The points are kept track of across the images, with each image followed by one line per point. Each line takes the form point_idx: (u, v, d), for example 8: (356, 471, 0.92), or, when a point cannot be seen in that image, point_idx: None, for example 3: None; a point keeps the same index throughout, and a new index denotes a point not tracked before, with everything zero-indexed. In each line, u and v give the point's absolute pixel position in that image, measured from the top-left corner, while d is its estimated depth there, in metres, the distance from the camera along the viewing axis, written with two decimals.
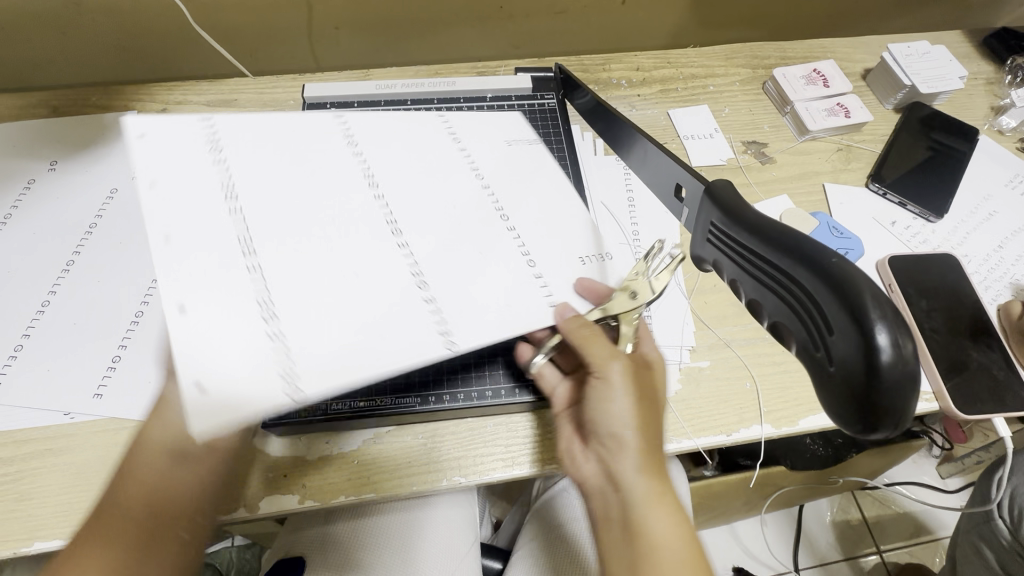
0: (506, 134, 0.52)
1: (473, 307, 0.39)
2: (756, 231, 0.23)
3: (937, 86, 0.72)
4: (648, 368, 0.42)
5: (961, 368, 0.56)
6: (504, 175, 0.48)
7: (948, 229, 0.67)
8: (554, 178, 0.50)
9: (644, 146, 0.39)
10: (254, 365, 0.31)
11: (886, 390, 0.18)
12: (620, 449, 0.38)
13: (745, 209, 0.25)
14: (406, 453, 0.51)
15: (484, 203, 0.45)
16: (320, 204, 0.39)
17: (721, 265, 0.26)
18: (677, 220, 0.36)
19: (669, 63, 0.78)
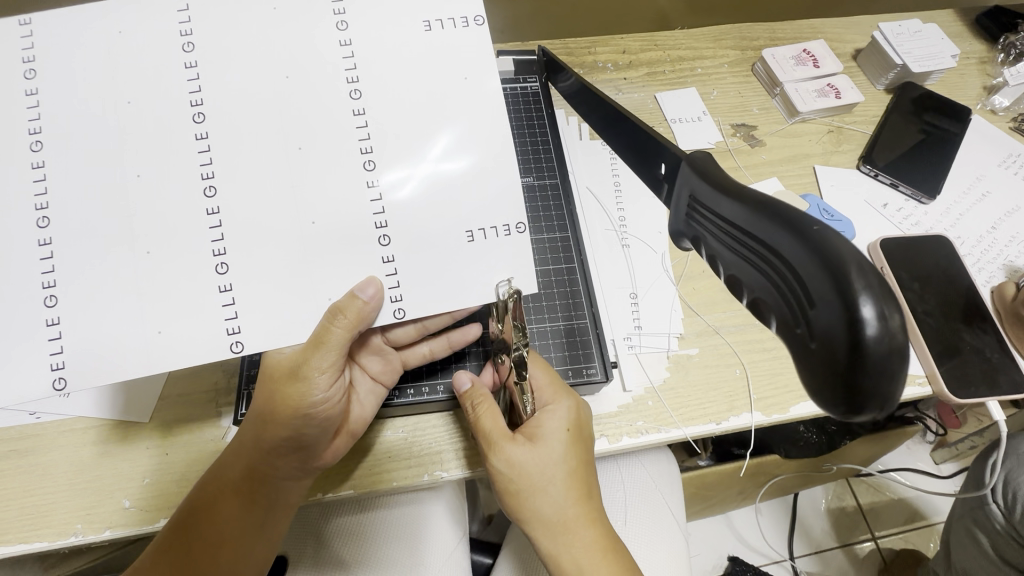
0: (419, 16, 0.38)
1: (273, 283, 0.37)
2: (737, 200, 0.21)
3: (929, 65, 0.70)
4: (543, 429, 0.43)
5: (954, 352, 0.55)
6: (386, 92, 0.38)
7: (940, 211, 0.65)
8: (467, 90, 0.38)
9: (630, 124, 0.36)
10: (16, 336, 0.35)
11: (873, 366, 0.16)
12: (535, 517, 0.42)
13: (726, 180, 0.23)
14: (385, 448, 0.49)
15: (350, 147, 0.37)
16: (139, 149, 0.36)
17: (699, 244, 0.25)
18: (657, 199, 0.33)
19: (656, 45, 0.77)
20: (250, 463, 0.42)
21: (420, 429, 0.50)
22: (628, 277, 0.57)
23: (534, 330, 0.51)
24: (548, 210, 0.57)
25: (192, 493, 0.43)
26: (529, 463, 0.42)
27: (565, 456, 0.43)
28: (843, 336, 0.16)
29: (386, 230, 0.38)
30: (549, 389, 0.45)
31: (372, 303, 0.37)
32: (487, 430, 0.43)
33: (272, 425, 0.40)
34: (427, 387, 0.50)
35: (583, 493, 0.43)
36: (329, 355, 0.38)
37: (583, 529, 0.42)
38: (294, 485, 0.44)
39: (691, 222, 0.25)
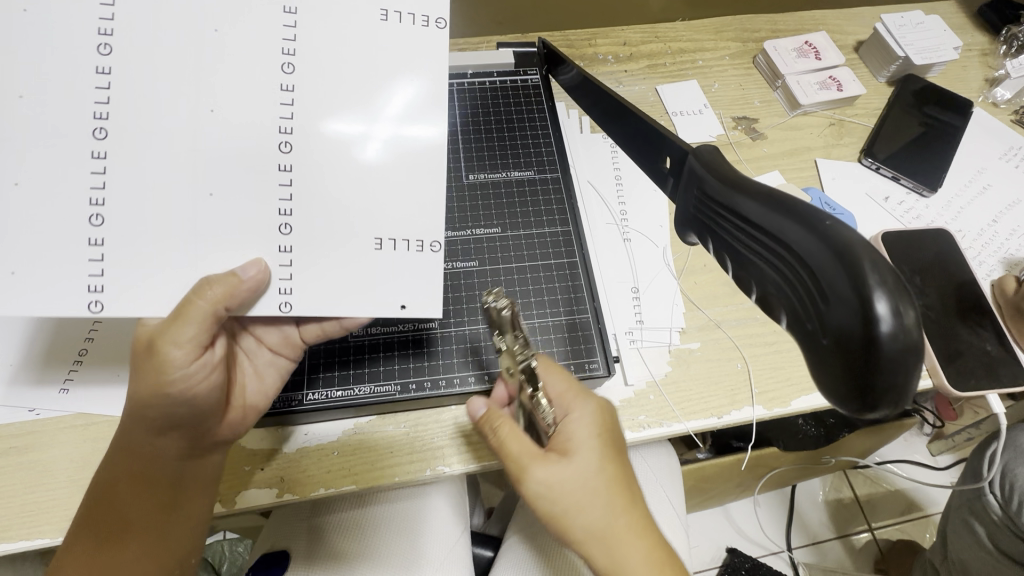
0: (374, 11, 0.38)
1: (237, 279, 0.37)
2: (748, 194, 0.21)
3: (931, 58, 0.70)
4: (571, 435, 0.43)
5: (954, 345, 0.55)
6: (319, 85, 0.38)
7: (941, 204, 0.65)
8: (408, 95, 0.39)
9: (631, 118, 0.36)
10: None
11: (886, 362, 0.16)
12: (576, 523, 0.41)
13: (735, 175, 0.23)
14: (387, 444, 0.49)
15: (269, 138, 0.37)
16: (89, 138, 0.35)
17: (706, 239, 0.24)
18: (662, 192, 0.33)
19: (656, 37, 0.76)
20: (130, 449, 0.39)
21: (422, 424, 0.50)
22: (630, 271, 0.57)
23: (536, 325, 0.51)
24: (548, 205, 0.57)
25: (89, 488, 0.40)
26: (565, 481, 0.41)
27: (597, 465, 0.42)
28: (857, 334, 0.16)
29: (287, 222, 0.38)
30: (568, 395, 0.44)
31: (250, 283, 0.36)
32: (515, 453, 0.42)
33: (141, 407, 0.37)
34: (429, 381, 0.49)
35: (627, 502, 0.41)
36: (192, 329, 0.36)
37: (634, 541, 0.40)
38: (196, 470, 0.42)
39: (699, 217, 0.25)
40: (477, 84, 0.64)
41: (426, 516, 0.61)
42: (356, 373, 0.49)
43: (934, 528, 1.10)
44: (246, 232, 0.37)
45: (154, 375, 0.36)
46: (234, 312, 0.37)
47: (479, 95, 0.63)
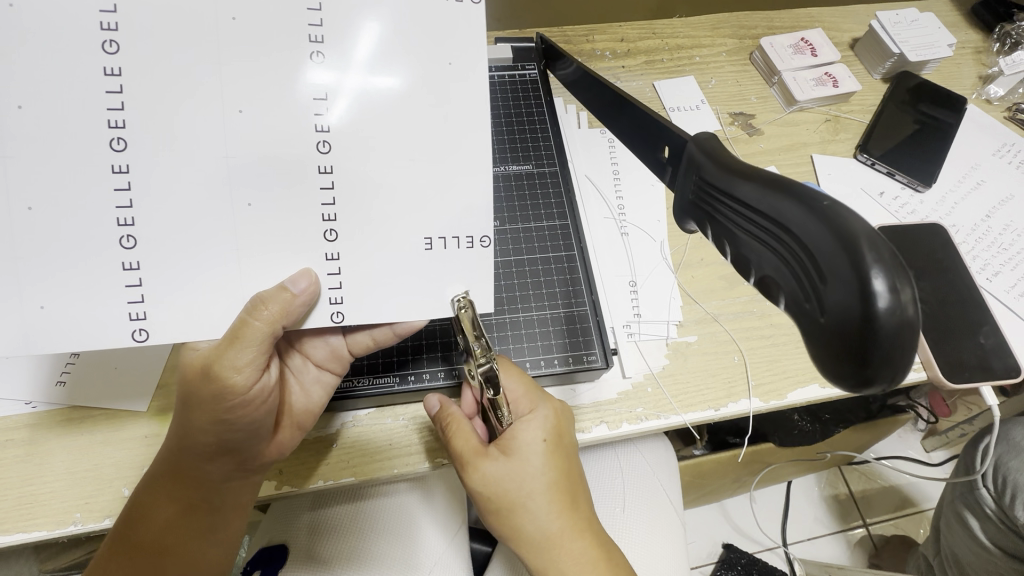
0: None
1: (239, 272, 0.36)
2: (748, 178, 0.21)
3: (924, 54, 0.71)
4: (523, 440, 0.43)
5: (948, 338, 0.55)
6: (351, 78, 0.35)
7: (936, 199, 0.66)
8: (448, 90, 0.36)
9: (630, 109, 0.36)
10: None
11: (882, 342, 0.16)
12: (522, 523, 0.42)
13: (733, 161, 0.23)
14: (386, 435, 0.49)
15: (306, 139, 0.35)
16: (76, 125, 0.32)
17: (704, 225, 0.25)
18: (661, 182, 0.33)
19: (654, 33, 0.76)
20: (183, 466, 0.40)
21: (421, 416, 0.50)
22: (627, 264, 0.57)
23: (533, 318, 0.51)
24: (547, 198, 0.57)
25: (131, 500, 0.41)
26: (508, 482, 0.41)
27: (544, 468, 0.42)
28: (855, 313, 0.16)
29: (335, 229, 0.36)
30: (523, 399, 0.44)
31: (301, 297, 0.35)
32: (460, 451, 0.43)
33: (198, 428, 0.38)
34: (429, 373, 0.49)
35: (569, 505, 0.43)
36: (248, 351, 0.36)
37: (574, 541, 0.42)
38: (241, 485, 0.43)
39: (696, 204, 0.25)
40: None
41: (423, 510, 0.62)
42: (355, 366, 0.49)
43: (928, 523, 1.11)
44: (260, 228, 0.35)
45: (212, 399, 0.37)
46: (288, 327, 0.37)
47: None
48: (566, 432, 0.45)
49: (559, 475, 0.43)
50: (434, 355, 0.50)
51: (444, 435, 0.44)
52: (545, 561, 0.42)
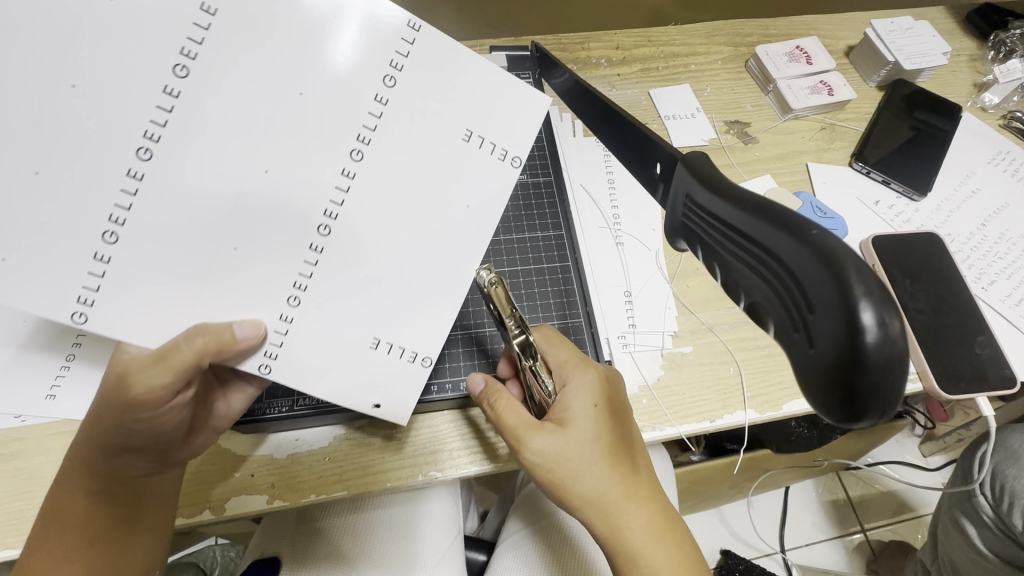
0: (397, 35, 0.34)
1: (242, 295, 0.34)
2: (736, 202, 0.21)
3: (919, 63, 0.71)
4: (569, 406, 0.43)
5: (944, 349, 0.55)
6: (334, 114, 0.33)
7: (931, 207, 0.66)
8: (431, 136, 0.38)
9: (622, 124, 0.36)
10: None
11: (873, 375, 0.16)
12: (579, 496, 0.41)
13: (722, 183, 0.23)
14: (379, 447, 0.49)
15: (306, 160, 0.33)
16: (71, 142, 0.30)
17: (695, 245, 0.24)
18: (653, 199, 0.33)
19: (649, 41, 0.76)
20: (92, 465, 0.38)
21: (414, 430, 0.49)
22: (622, 274, 0.57)
23: None
24: (542, 208, 0.57)
25: (53, 499, 0.39)
26: (563, 450, 0.41)
27: (595, 435, 0.42)
28: (845, 345, 0.16)
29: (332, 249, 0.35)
30: (568, 365, 0.45)
31: (242, 342, 0.33)
32: (512, 425, 0.42)
33: (108, 426, 0.36)
34: (440, 385, 0.49)
35: (627, 471, 0.42)
36: (167, 373, 0.34)
37: (633, 508, 0.41)
38: (160, 494, 0.41)
39: (686, 226, 0.25)
40: None
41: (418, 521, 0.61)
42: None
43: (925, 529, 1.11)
44: (262, 249, 0.34)
45: (120, 399, 0.35)
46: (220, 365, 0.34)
47: None
48: (613, 399, 0.45)
49: (610, 442, 0.42)
50: (450, 365, 0.50)
51: (493, 413, 0.43)
52: (609, 529, 0.41)
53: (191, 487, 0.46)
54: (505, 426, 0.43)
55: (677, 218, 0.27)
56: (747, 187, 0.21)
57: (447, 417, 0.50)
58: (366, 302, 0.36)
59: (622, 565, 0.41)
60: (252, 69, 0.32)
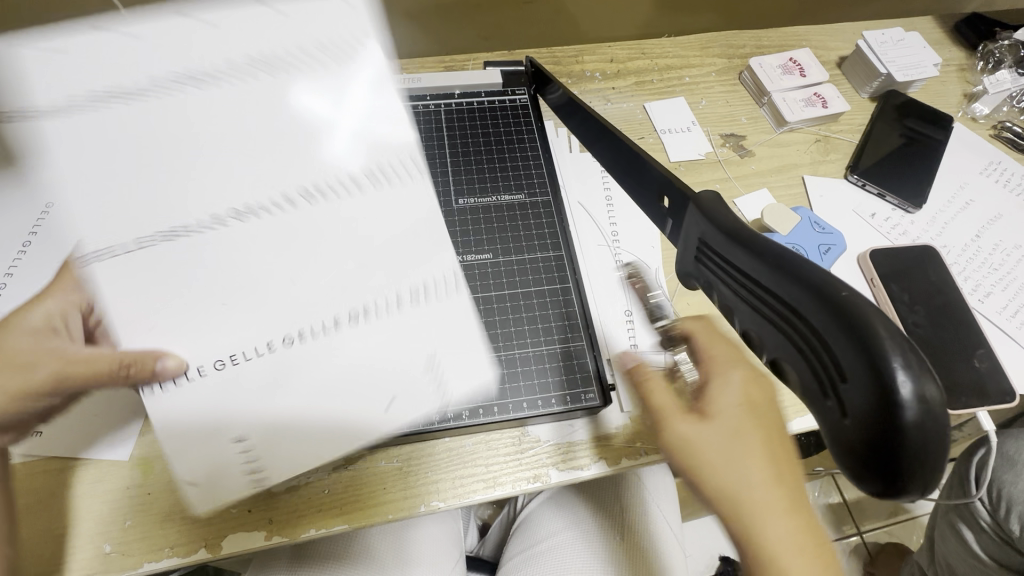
0: (384, 163, 0.31)
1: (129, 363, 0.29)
2: (751, 252, 0.21)
3: (912, 74, 0.71)
4: (725, 387, 0.36)
5: (942, 362, 0.55)
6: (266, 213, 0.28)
7: (926, 219, 0.66)
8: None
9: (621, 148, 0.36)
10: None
11: (913, 448, 0.16)
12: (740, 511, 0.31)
13: (740, 226, 0.22)
14: (380, 479, 0.47)
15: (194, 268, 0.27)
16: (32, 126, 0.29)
17: (709, 286, 0.24)
18: (662, 233, 0.33)
19: (643, 53, 0.76)
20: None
21: (416, 458, 0.48)
22: (623, 293, 0.57)
23: (529, 355, 0.51)
24: (541, 229, 0.57)
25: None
26: (705, 438, 0.34)
27: (751, 427, 0.34)
28: (881, 416, 0.16)
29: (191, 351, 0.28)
30: (720, 357, 0.38)
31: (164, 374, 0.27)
32: (660, 404, 0.37)
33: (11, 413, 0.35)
34: (438, 415, 0.48)
35: (790, 483, 0.32)
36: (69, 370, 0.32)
37: (777, 521, 0.31)
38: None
39: (699, 266, 0.25)
40: (465, 105, 0.64)
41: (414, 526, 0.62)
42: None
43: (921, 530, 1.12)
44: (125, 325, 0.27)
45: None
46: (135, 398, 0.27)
47: (470, 117, 0.63)
48: (744, 387, 0.36)
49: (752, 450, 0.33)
50: None
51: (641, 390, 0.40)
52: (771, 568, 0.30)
53: (187, 524, 0.44)
54: (654, 406, 0.38)
55: (685, 256, 0.26)
56: (764, 235, 0.21)
57: (453, 443, 0.49)
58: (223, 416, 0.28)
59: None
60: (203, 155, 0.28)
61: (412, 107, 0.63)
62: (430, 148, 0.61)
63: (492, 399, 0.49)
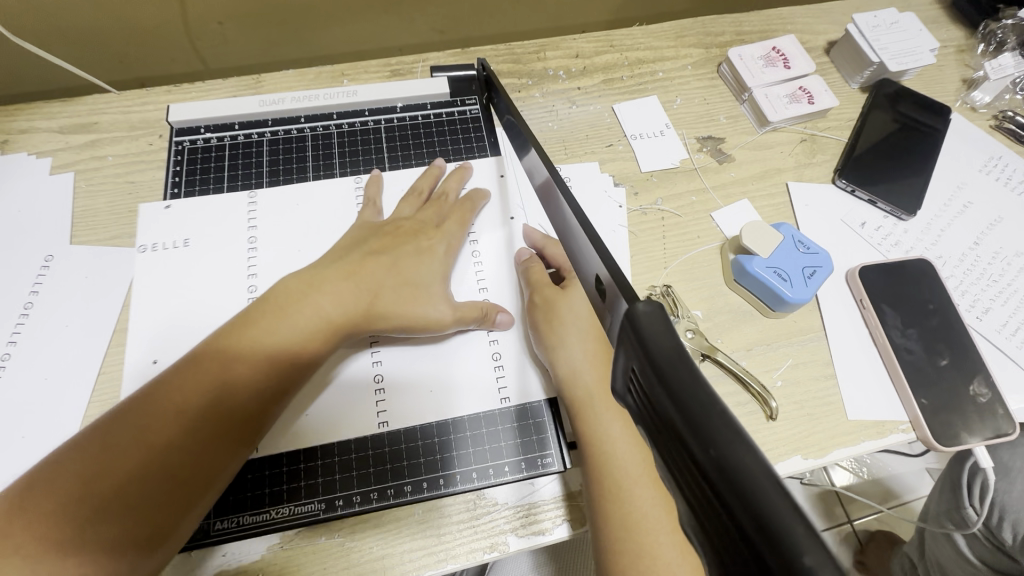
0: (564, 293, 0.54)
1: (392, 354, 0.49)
2: (710, 437, 0.17)
3: (906, 63, 0.64)
4: (579, 341, 0.46)
5: (936, 392, 0.51)
6: (485, 284, 0.54)
7: (921, 227, 0.60)
8: (510, 247, 0.56)
9: (569, 228, 0.32)
10: (233, 300, 0.51)
11: None
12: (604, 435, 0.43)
13: (699, 387, 0.18)
14: (318, 559, 0.42)
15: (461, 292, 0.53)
16: (305, 202, 0.56)
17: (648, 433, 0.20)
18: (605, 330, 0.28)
19: (612, 46, 0.69)
20: (110, 430, 0.37)
21: (359, 530, 0.43)
22: None
23: (482, 416, 0.48)
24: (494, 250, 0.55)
25: (156, 398, 0.38)
26: (584, 371, 0.45)
27: (591, 371, 0.45)
28: None
29: (405, 356, 0.49)
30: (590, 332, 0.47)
31: None
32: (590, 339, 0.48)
33: (190, 375, 0.39)
34: (375, 492, 0.45)
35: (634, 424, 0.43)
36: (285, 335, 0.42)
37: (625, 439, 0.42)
38: (183, 498, 0.37)
39: (630, 394, 0.20)
40: (408, 119, 0.60)
41: None
42: (273, 493, 0.44)
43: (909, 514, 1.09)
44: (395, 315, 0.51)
45: (239, 354, 0.41)
46: None
47: (414, 131, 0.60)
48: (591, 356, 0.46)
49: (609, 372, 0.45)
50: (381, 471, 0.45)
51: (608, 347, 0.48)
52: (614, 483, 0.41)
53: None
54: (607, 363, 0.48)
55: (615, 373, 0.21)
56: (726, 409, 0.17)
57: (402, 513, 0.44)
58: (411, 387, 0.48)
59: (606, 499, 0.40)
60: (474, 262, 0.55)
61: (347, 123, 0.59)
62: (366, 167, 0.58)
63: (439, 470, 0.46)
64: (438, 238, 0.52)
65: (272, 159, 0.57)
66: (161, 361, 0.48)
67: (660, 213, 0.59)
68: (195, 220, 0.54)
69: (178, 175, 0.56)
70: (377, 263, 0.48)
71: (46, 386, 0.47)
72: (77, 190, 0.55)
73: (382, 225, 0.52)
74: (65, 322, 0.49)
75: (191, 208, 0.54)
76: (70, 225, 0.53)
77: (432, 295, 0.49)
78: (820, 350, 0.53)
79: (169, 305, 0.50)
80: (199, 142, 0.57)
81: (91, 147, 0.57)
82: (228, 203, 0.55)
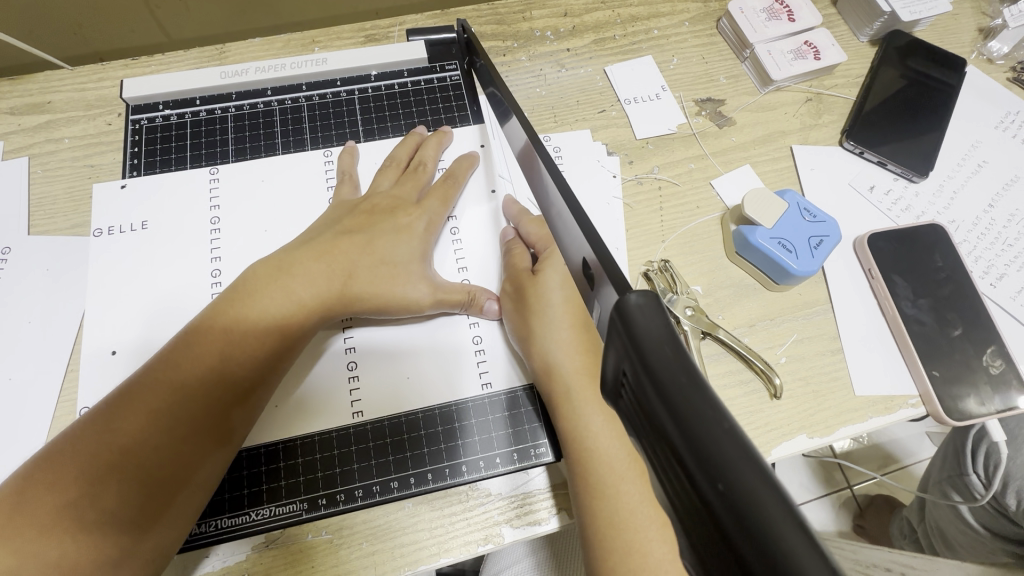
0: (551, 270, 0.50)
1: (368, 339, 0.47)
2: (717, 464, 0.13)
3: (918, 11, 0.60)
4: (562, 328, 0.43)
5: (947, 364, 0.48)
6: (466, 264, 0.51)
7: (932, 190, 0.57)
8: (495, 223, 0.52)
9: (551, 206, 0.29)
10: (195, 288, 0.48)
11: None
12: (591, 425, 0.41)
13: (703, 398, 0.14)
14: (308, 556, 0.41)
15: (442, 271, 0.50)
16: (269, 180, 0.52)
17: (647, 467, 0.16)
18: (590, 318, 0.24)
19: (603, 3, 0.64)
20: (81, 435, 0.35)
21: (347, 528, 0.42)
22: None
23: (471, 405, 0.46)
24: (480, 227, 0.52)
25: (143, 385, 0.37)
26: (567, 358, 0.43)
27: (573, 359, 0.43)
28: None
29: (382, 340, 0.47)
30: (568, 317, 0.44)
31: None
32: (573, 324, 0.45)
33: (173, 362, 0.37)
34: (360, 489, 0.43)
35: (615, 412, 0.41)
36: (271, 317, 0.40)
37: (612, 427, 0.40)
38: (154, 494, 0.35)
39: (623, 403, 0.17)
40: (383, 88, 0.56)
41: None
42: (251, 495, 0.42)
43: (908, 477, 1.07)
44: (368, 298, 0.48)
45: (213, 346, 0.38)
46: None
47: (390, 101, 0.56)
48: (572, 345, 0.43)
49: (590, 361, 0.43)
50: (365, 467, 0.43)
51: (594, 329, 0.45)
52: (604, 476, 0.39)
53: None
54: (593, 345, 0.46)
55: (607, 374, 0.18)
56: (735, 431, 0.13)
57: (394, 506, 0.42)
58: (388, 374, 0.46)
59: (596, 491, 0.38)
60: (456, 241, 0.51)
61: (318, 95, 0.55)
62: (340, 142, 0.54)
63: (427, 465, 0.44)
64: (417, 214, 0.49)
65: (238, 135, 0.53)
66: (120, 354, 0.45)
67: (656, 182, 0.55)
68: (152, 202, 0.50)
69: (137, 156, 0.52)
70: (351, 242, 0.45)
71: (10, 386, 0.44)
72: (33, 176, 0.51)
73: (358, 203, 0.49)
74: (26, 318, 0.46)
75: (148, 191, 0.51)
76: (26, 215, 0.49)
77: (403, 275, 0.46)
78: (826, 324, 0.51)
79: (128, 295, 0.47)
80: (158, 119, 0.53)
81: (44, 130, 0.53)
82: (187, 183, 0.51)
